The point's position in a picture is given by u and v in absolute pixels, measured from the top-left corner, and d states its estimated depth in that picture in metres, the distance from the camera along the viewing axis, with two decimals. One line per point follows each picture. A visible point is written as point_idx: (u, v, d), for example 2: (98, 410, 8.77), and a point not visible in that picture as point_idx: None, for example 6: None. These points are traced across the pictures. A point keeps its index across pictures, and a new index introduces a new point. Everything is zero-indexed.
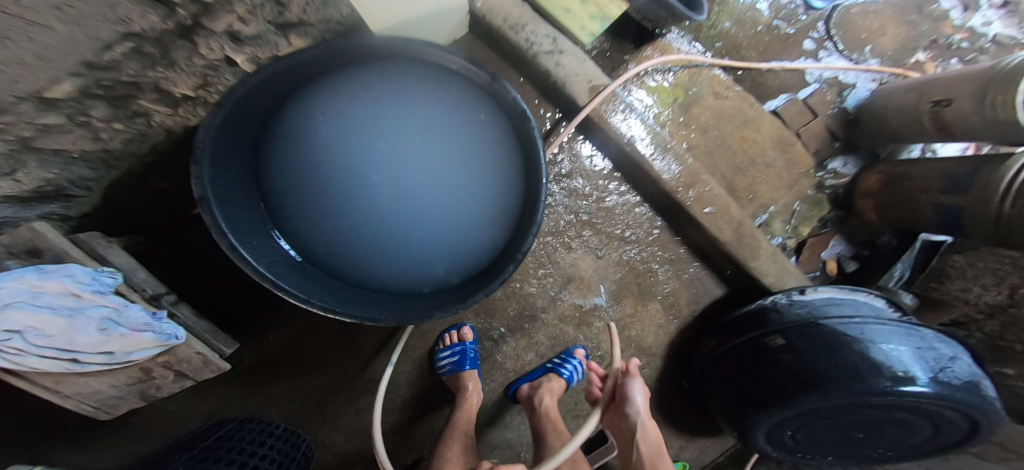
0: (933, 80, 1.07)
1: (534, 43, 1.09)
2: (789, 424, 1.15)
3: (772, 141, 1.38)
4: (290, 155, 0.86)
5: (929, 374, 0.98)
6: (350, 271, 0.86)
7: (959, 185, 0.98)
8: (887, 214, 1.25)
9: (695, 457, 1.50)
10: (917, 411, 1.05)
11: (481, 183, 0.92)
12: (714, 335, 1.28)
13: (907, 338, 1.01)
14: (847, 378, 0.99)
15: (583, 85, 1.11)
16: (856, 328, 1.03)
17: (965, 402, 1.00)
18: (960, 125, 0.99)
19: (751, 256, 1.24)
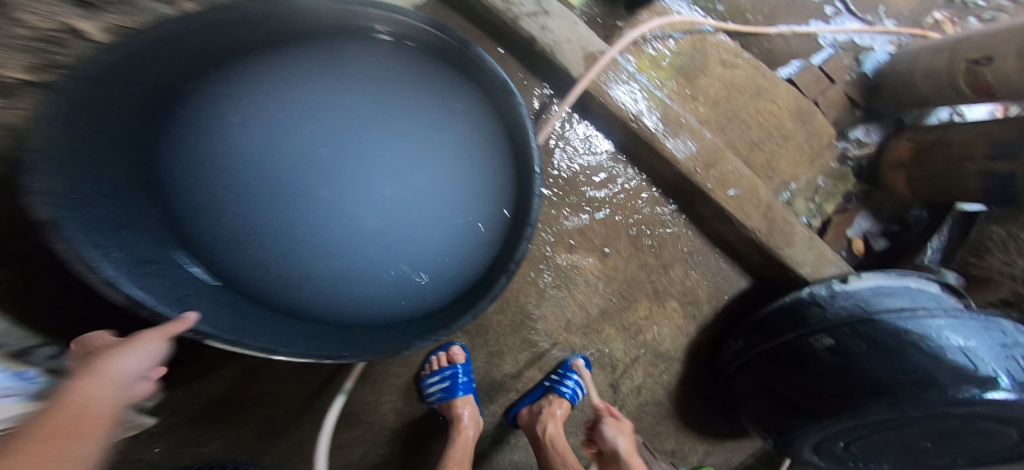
0: (963, 37, 0.91)
1: (513, 4, 0.88)
2: (842, 436, 0.99)
3: (796, 112, 1.16)
4: (216, 164, 0.74)
5: (1017, 376, 0.78)
6: (297, 302, 0.72)
7: (1010, 150, 0.81)
8: (925, 188, 1.03)
9: (722, 460, 1.49)
10: (1007, 422, 0.85)
11: (454, 186, 0.81)
12: (742, 335, 1.13)
13: (986, 332, 0.81)
14: (919, 387, 0.80)
15: (577, 52, 0.91)
16: (920, 325, 0.83)
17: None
18: (1004, 85, 0.83)
19: (782, 245, 1.05)
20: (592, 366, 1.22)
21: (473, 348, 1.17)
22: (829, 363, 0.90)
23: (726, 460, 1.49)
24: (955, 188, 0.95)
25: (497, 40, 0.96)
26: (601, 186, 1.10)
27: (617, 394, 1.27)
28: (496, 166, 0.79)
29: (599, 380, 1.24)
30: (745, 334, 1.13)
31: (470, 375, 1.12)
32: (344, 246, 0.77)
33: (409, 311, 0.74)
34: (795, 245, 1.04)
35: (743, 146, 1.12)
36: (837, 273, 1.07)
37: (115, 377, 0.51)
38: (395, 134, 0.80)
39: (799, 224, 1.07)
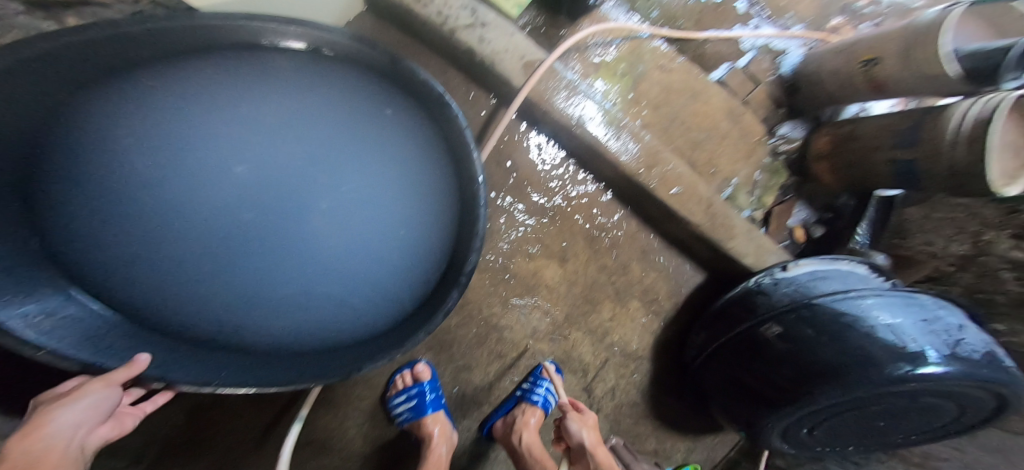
0: (856, 40, 1.03)
1: (448, 16, 0.90)
2: (805, 421, 1.02)
3: (729, 113, 1.22)
4: (102, 190, 0.64)
5: (944, 351, 0.82)
6: (223, 337, 0.68)
7: (909, 140, 0.94)
8: (845, 177, 1.14)
9: (705, 456, 1.50)
10: (943, 395, 0.88)
11: (392, 198, 0.77)
12: (704, 329, 1.17)
13: (910, 308, 0.86)
14: (858, 368, 0.84)
15: (516, 61, 0.93)
16: (851, 304, 0.88)
17: (995, 379, 0.83)
18: (894, 84, 0.95)
19: (725, 239, 1.09)
20: (562, 371, 1.22)
21: (439, 364, 1.15)
22: (781, 349, 0.94)
23: (709, 454, 1.51)
24: (870, 176, 1.06)
25: (438, 54, 0.98)
26: (555, 193, 1.12)
27: (591, 397, 1.27)
28: (434, 179, 0.81)
29: (571, 386, 1.24)
30: (707, 326, 1.17)
31: (438, 391, 1.10)
32: (276, 273, 0.70)
33: (352, 332, 0.74)
34: (737, 238, 1.09)
35: (686, 147, 1.18)
36: (778, 262, 1.12)
37: (53, 433, 0.53)
38: (320, 142, 0.74)
39: (739, 217, 1.12)
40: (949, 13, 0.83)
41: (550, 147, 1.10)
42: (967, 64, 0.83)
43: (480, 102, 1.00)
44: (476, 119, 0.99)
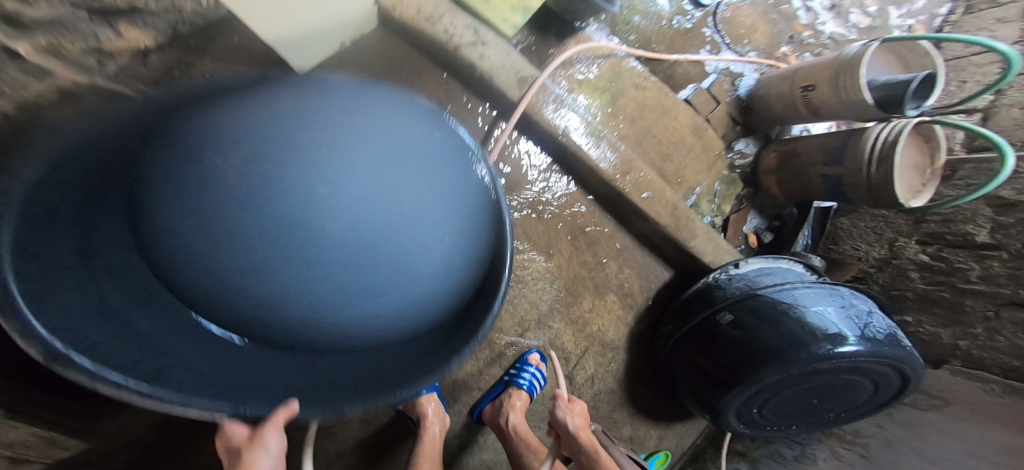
0: (797, 69, 1.19)
1: (453, 35, 1.01)
2: (754, 400, 1.19)
3: (694, 128, 1.37)
4: (174, 206, 0.59)
5: (857, 332, 1.02)
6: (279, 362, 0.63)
7: (837, 158, 1.13)
8: (790, 188, 1.32)
9: (675, 442, 1.69)
10: (859, 371, 1.08)
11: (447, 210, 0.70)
12: (671, 320, 1.32)
13: (831, 298, 1.06)
14: (792, 347, 1.02)
15: (511, 76, 1.05)
16: (786, 294, 1.09)
17: (895, 355, 1.04)
18: (825, 108, 1.12)
19: (687, 238, 1.25)
20: (547, 359, 1.33)
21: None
22: (732, 334, 1.13)
23: (678, 441, 1.71)
24: (807, 189, 1.26)
25: (441, 67, 1.07)
26: (542, 197, 1.23)
27: (573, 384, 1.41)
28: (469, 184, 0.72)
29: (554, 372, 1.37)
30: (673, 318, 1.33)
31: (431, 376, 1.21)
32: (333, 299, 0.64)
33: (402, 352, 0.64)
34: (698, 237, 1.24)
35: (658, 158, 1.32)
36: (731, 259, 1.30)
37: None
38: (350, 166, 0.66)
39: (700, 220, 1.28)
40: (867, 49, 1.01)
41: (538, 153, 1.21)
42: (880, 93, 1.03)
43: (478, 111, 1.10)
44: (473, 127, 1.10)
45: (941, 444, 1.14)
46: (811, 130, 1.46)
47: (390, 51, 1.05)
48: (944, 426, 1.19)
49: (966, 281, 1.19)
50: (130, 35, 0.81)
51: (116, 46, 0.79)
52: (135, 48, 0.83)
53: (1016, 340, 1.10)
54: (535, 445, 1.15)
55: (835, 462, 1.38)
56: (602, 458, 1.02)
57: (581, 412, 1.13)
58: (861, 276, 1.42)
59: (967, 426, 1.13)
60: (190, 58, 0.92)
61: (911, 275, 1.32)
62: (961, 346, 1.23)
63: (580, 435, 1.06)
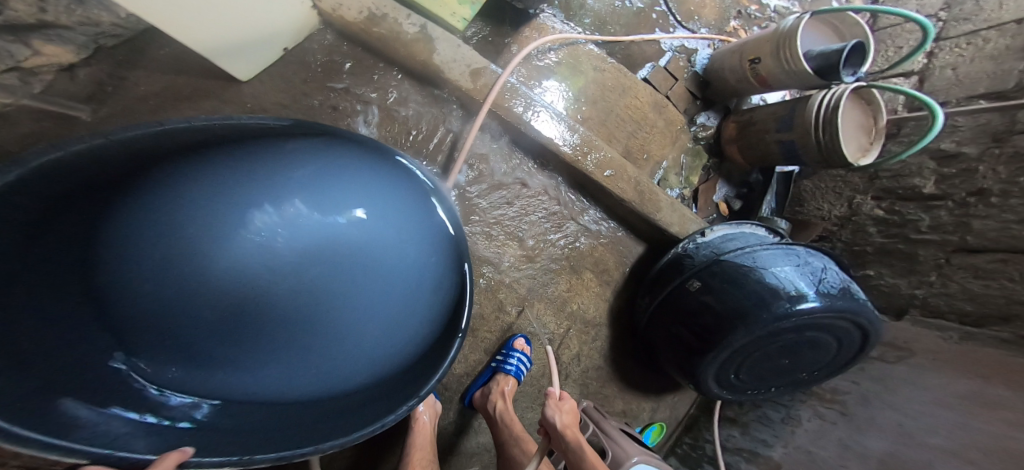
0: (744, 42, 1.24)
1: (402, 32, 1.04)
2: (730, 365, 1.27)
3: (654, 105, 1.41)
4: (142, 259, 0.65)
5: (814, 288, 1.11)
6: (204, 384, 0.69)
7: (788, 124, 1.18)
8: (751, 156, 1.37)
9: (669, 414, 1.81)
10: (820, 327, 1.17)
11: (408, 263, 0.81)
12: (647, 293, 1.40)
13: (788, 257, 1.17)
14: (757, 308, 1.10)
15: (464, 70, 1.08)
16: (748, 258, 1.19)
17: (848, 308, 1.13)
18: (772, 78, 1.17)
19: (652, 210, 1.32)
20: (531, 341, 1.38)
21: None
22: (701, 300, 1.23)
23: (671, 412, 1.84)
24: (766, 156, 1.32)
25: (395, 66, 1.10)
26: (513, 187, 1.27)
27: (559, 363, 1.49)
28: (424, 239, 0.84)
29: (540, 354, 1.43)
30: (649, 291, 1.41)
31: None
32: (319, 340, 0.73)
33: (339, 405, 0.75)
34: (663, 209, 1.31)
35: (621, 137, 1.36)
36: (697, 227, 1.41)
37: None
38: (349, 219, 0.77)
39: (662, 192, 1.35)
40: (800, 20, 1.06)
41: (503, 142, 1.24)
42: (818, 63, 1.08)
43: (437, 107, 1.13)
44: (436, 118, 1.13)
45: (910, 396, 1.22)
46: (768, 99, 1.51)
47: (343, 56, 1.07)
48: (910, 376, 1.26)
49: (917, 231, 1.29)
50: (47, 51, 0.81)
51: (33, 62, 0.79)
52: (57, 66, 0.86)
53: (968, 284, 1.17)
54: (519, 431, 1.20)
55: (818, 421, 1.45)
56: (588, 453, 0.99)
57: (571, 410, 1.11)
58: (826, 235, 1.53)
59: (929, 374, 1.21)
60: (120, 71, 0.94)
61: (869, 230, 1.42)
62: (918, 295, 1.30)
63: (569, 434, 1.03)
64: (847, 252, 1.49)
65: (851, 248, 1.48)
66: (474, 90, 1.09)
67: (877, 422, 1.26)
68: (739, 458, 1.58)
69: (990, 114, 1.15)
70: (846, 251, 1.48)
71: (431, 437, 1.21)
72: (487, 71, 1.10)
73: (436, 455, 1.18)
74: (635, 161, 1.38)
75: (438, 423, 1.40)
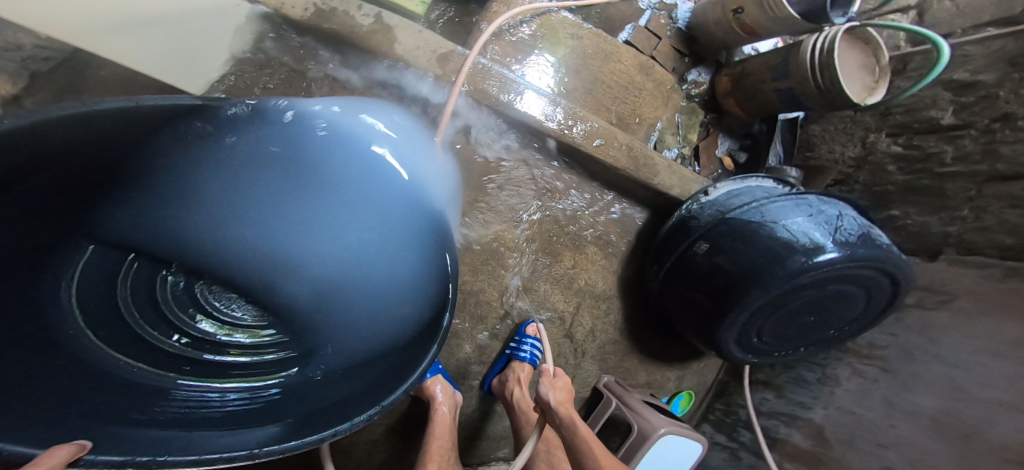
0: None
1: (356, 25, 1.03)
2: (751, 328, 1.23)
3: (640, 67, 1.34)
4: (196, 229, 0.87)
5: (831, 239, 1.04)
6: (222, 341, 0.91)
7: (783, 72, 1.12)
8: (750, 107, 1.31)
9: (696, 381, 1.83)
10: (843, 279, 1.11)
11: (395, 261, 0.95)
12: (656, 259, 1.38)
13: (799, 209, 1.10)
14: (770, 266, 1.06)
15: (430, 56, 1.08)
16: (756, 213, 1.14)
17: (872, 255, 1.05)
18: (758, 26, 1.10)
19: (649, 176, 1.28)
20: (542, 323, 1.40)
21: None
22: (706, 260, 1.21)
23: (699, 380, 1.85)
24: (765, 105, 1.25)
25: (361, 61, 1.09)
26: (504, 170, 1.25)
27: (575, 340, 1.50)
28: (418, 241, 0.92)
29: (554, 334, 1.46)
30: (656, 258, 1.39)
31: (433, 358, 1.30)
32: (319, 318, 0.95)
33: (312, 408, 0.77)
34: (660, 173, 1.27)
35: (607, 105, 1.31)
36: (700, 187, 1.37)
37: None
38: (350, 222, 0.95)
39: (662, 156, 1.30)
40: None
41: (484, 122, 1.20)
42: (803, 7, 1.05)
43: (409, 96, 1.11)
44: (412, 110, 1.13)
45: (957, 346, 1.15)
46: (760, 48, 1.42)
47: (306, 59, 1.08)
48: (955, 324, 1.18)
49: (941, 165, 1.20)
50: None
51: None
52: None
53: (1004, 215, 1.08)
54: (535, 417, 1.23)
55: (857, 380, 1.39)
56: (581, 430, 1.09)
57: (568, 391, 1.19)
58: (843, 178, 1.45)
59: (976, 320, 1.13)
60: (68, 97, 0.92)
61: (888, 169, 1.34)
62: (952, 232, 1.21)
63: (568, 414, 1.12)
64: (867, 195, 1.41)
65: (870, 190, 1.40)
66: (445, 74, 1.08)
67: (924, 376, 1.21)
68: (776, 422, 1.57)
69: (1005, 40, 1.07)
70: (867, 194, 1.40)
71: (452, 426, 1.25)
72: (455, 53, 1.09)
73: (457, 441, 1.22)
74: (627, 127, 1.34)
75: (463, 412, 1.43)
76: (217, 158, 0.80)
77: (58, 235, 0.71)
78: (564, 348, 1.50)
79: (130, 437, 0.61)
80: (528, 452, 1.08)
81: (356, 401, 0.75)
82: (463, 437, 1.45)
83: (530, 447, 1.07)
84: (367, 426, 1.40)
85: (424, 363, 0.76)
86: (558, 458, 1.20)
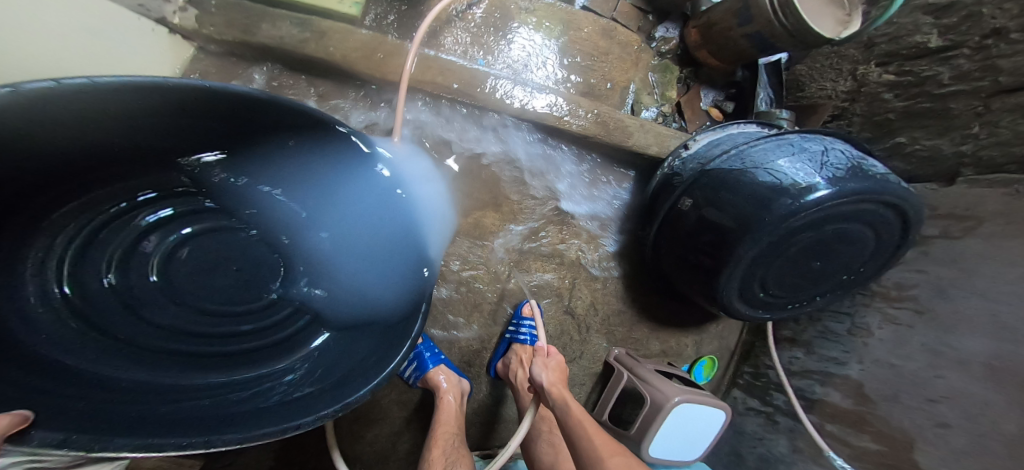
0: None
1: (284, 38, 1.06)
2: (751, 281, 1.18)
3: (602, 32, 1.32)
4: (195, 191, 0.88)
5: (818, 176, 0.98)
6: (217, 325, 0.85)
7: (748, 17, 1.11)
8: (723, 55, 1.28)
9: (716, 344, 1.79)
10: (842, 218, 1.03)
11: (384, 250, 0.98)
12: (647, 222, 1.36)
13: (780, 149, 1.05)
14: (758, 213, 1.01)
15: (375, 53, 1.09)
16: (737, 160, 1.10)
17: (866, 187, 0.97)
18: None
19: (623, 139, 1.26)
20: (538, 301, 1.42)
21: (429, 328, 1.35)
22: (692, 214, 1.17)
23: (721, 343, 1.81)
24: (739, 52, 1.23)
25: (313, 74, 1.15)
26: (479, 154, 1.27)
27: (577, 316, 1.51)
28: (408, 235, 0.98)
29: (555, 312, 1.47)
30: (646, 219, 1.37)
31: (435, 349, 1.33)
32: (311, 294, 0.95)
33: (297, 394, 0.76)
34: (633, 135, 1.25)
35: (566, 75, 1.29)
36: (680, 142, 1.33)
37: None
38: (344, 209, 0.99)
39: (631, 117, 1.29)
40: None
41: (442, 117, 1.22)
42: None
43: (365, 98, 1.16)
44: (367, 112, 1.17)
45: (995, 276, 1.06)
46: None
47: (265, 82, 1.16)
48: (986, 251, 1.08)
49: (938, 86, 1.11)
50: None
51: None
52: None
53: (1020, 127, 0.98)
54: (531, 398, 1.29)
55: (891, 327, 1.30)
56: (570, 407, 1.14)
57: (554, 371, 1.24)
58: (839, 113, 1.36)
59: (1010, 245, 1.03)
60: None
61: (886, 98, 1.24)
62: (965, 152, 1.11)
63: (558, 395, 1.17)
64: (866, 127, 1.32)
65: (870, 122, 1.30)
66: (389, 72, 1.08)
67: (962, 315, 1.12)
68: (810, 382, 1.50)
69: None
70: (865, 125, 1.31)
71: (459, 414, 1.28)
72: (392, 48, 1.09)
73: (463, 428, 1.26)
74: (598, 95, 1.32)
75: (477, 397, 1.47)
76: (215, 131, 0.82)
77: (51, 193, 0.71)
78: (568, 325, 1.51)
79: (116, 416, 0.59)
80: (522, 429, 1.14)
81: (336, 392, 0.75)
82: (481, 422, 1.49)
83: (522, 426, 1.14)
84: (386, 420, 1.48)
85: (402, 352, 0.78)
86: (558, 439, 1.28)
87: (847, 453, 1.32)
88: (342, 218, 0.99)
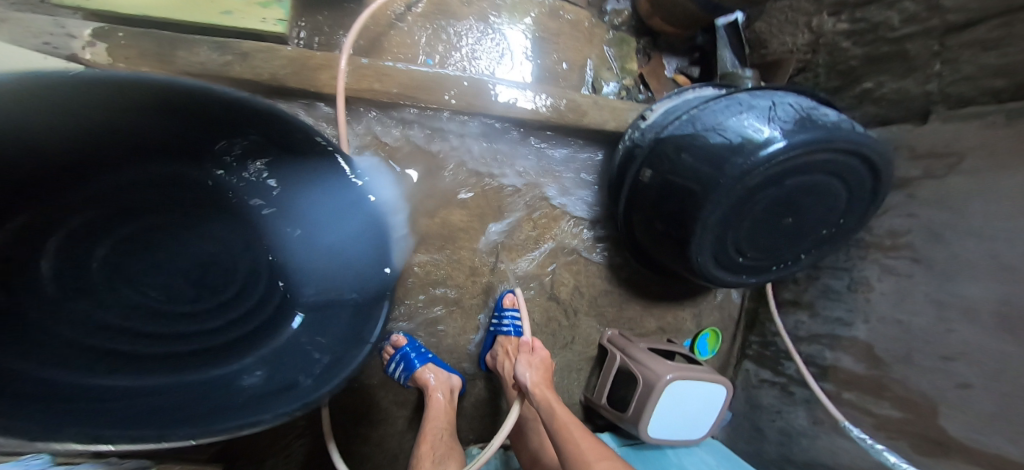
0: None
1: (208, 63, 1.04)
2: (724, 246, 1.15)
3: (550, 12, 1.34)
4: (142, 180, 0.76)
5: (769, 130, 0.95)
6: (175, 322, 0.78)
7: None
8: (677, 20, 1.30)
9: (717, 316, 1.75)
10: (803, 171, 1.00)
11: (355, 239, 0.82)
12: (616, 199, 1.35)
13: (729, 109, 1.03)
14: (713, 174, 0.98)
15: (308, 65, 1.09)
16: (689, 126, 1.08)
17: (817, 135, 0.94)
18: None
19: (579, 119, 1.28)
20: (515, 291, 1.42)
21: (415, 328, 1.39)
22: (653, 184, 1.16)
23: (723, 314, 1.76)
24: (692, 17, 1.27)
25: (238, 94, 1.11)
26: (442, 149, 1.30)
27: (561, 300, 1.52)
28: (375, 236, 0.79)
29: (539, 298, 1.49)
30: (614, 196, 1.36)
31: (421, 349, 1.34)
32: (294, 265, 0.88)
33: (258, 390, 0.73)
34: (587, 113, 1.26)
35: (513, 60, 1.30)
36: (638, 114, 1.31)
37: None
38: (313, 188, 0.81)
39: (586, 96, 1.30)
40: None
41: (397, 121, 1.24)
42: None
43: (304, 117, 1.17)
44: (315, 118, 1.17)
45: (987, 212, 0.99)
46: None
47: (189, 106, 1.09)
48: (973, 187, 1.01)
49: (890, 30, 1.11)
50: None
51: None
52: None
53: (980, 60, 0.96)
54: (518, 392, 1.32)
55: (891, 279, 1.23)
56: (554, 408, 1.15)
57: (539, 368, 1.25)
58: (803, 66, 1.34)
59: (999, 176, 0.96)
60: None
61: (845, 46, 1.22)
62: (930, 90, 1.07)
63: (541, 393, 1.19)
64: (834, 74, 1.28)
65: (835, 69, 1.28)
66: (322, 86, 1.10)
67: (959, 259, 1.05)
68: (820, 347, 1.43)
69: None
70: (833, 73, 1.28)
71: (449, 411, 1.31)
72: (324, 61, 1.11)
73: (454, 423, 1.30)
74: (554, 77, 1.33)
75: (473, 388, 1.51)
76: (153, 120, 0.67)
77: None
78: (553, 310, 1.52)
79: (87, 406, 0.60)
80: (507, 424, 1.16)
81: (289, 393, 0.71)
82: (483, 415, 1.53)
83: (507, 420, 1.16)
84: (389, 420, 1.54)
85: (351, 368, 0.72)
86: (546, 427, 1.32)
87: (868, 422, 1.26)
88: (314, 195, 0.82)
